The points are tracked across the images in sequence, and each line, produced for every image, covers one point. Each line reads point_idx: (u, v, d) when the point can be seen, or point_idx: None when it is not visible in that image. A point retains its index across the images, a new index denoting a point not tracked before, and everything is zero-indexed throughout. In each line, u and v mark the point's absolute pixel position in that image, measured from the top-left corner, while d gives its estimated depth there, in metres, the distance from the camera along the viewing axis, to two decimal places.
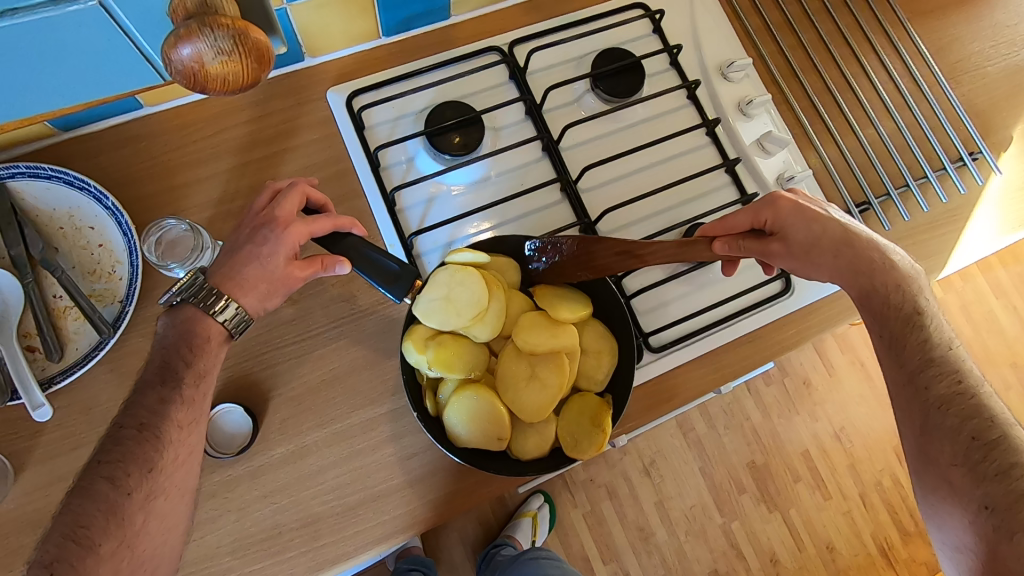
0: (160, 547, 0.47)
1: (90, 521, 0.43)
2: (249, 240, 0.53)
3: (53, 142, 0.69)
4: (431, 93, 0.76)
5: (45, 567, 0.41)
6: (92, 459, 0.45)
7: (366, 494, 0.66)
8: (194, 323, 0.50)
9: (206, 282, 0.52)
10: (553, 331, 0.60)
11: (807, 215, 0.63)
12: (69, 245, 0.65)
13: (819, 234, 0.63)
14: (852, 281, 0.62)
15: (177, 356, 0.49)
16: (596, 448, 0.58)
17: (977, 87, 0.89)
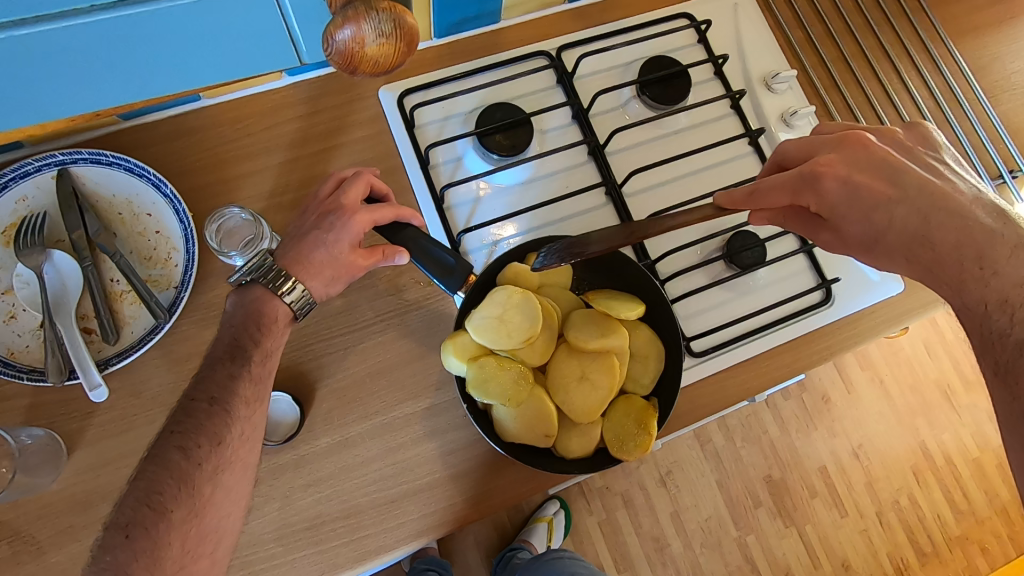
0: (225, 517, 0.50)
1: (164, 488, 0.47)
2: (316, 227, 0.56)
3: (113, 131, 0.70)
4: (480, 94, 0.77)
5: (123, 527, 0.45)
6: (165, 429, 0.49)
7: (408, 487, 0.66)
8: (262, 303, 0.54)
9: (274, 263, 0.55)
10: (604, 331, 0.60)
11: (859, 202, 0.55)
12: (127, 231, 0.67)
13: (883, 229, 0.55)
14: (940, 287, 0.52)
15: (246, 335, 0.53)
16: (642, 450, 0.58)
17: (1016, 106, 0.89)
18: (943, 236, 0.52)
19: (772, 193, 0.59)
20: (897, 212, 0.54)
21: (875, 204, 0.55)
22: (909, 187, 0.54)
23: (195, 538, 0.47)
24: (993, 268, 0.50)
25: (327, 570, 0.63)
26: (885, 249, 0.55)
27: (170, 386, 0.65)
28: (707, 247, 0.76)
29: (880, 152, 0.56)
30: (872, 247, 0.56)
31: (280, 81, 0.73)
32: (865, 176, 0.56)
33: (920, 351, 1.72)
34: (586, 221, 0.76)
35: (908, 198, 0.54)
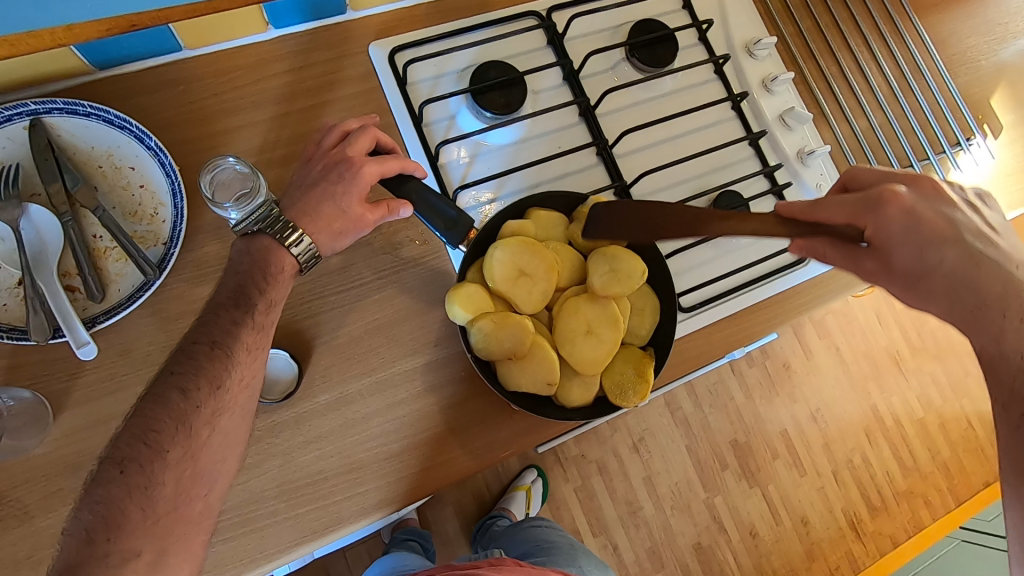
0: (219, 461, 0.50)
1: (160, 427, 0.47)
2: (323, 178, 0.57)
3: (88, 80, 0.66)
4: (472, 52, 0.76)
5: (116, 462, 0.45)
6: (165, 369, 0.49)
7: (409, 442, 0.67)
8: (270, 253, 0.54)
9: (281, 215, 0.56)
10: (607, 283, 0.61)
11: (919, 234, 0.60)
12: (108, 185, 0.64)
13: (928, 268, 0.61)
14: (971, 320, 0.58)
15: (251, 283, 0.53)
16: (640, 398, 0.61)
17: (971, 79, 0.95)
18: (988, 282, 0.58)
19: (835, 208, 0.63)
20: (945, 267, 0.59)
21: (936, 237, 0.60)
22: (962, 230, 0.60)
23: (190, 479, 0.48)
24: (1003, 324, 0.57)
25: (330, 525, 0.64)
26: (928, 285, 0.60)
27: (162, 345, 0.63)
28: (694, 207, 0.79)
29: (937, 263, 0.60)
30: (919, 279, 0.61)
31: (266, 34, 0.71)
32: (926, 212, 0.61)
33: (872, 319, 1.81)
34: (578, 181, 0.77)
35: (960, 242, 0.60)
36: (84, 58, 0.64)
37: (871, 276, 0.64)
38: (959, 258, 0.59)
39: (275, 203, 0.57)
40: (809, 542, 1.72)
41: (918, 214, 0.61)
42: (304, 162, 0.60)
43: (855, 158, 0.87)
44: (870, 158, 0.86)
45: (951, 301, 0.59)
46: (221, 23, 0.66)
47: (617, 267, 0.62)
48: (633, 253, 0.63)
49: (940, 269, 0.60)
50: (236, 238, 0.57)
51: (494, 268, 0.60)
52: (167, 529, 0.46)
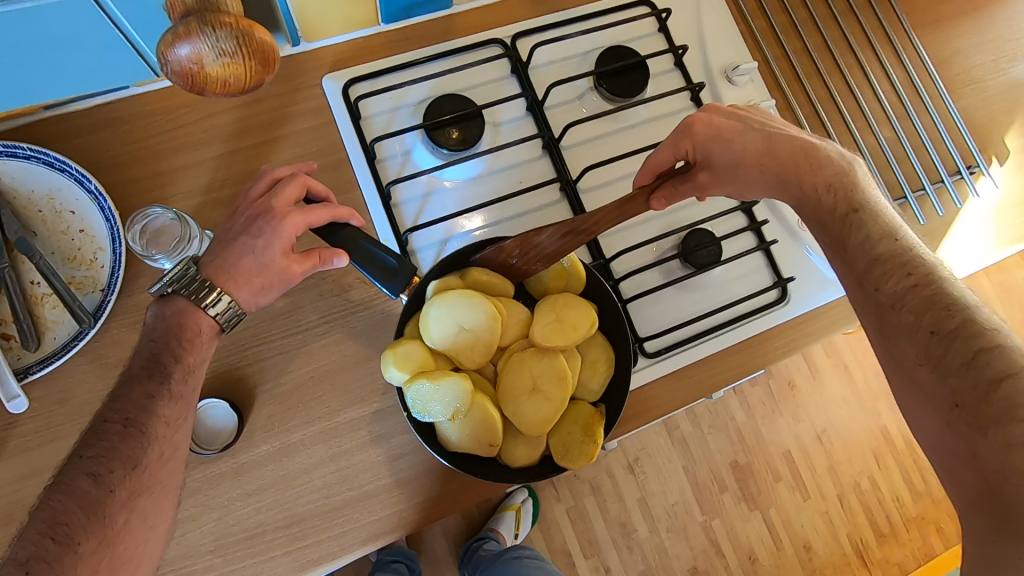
0: (141, 545, 0.48)
1: (71, 518, 0.44)
2: (244, 232, 0.54)
3: (32, 120, 0.65)
4: (430, 84, 0.73)
5: (20, 564, 0.41)
6: (73, 454, 0.46)
7: (352, 495, 0.64)
8: (185, 315, 0.52)
9: (198, 273, 0.54)
10: (550, 334, 0.58)
11: (722, 137, 0.61)
12: (48, 229, 0.63)
13: (739, 154, 0.60)
14: (785, 189, 0.59)
15: (166, 350, 0.51)
16: (587, 459, 0.57)
17: (976, 101, 0.88)
18: (786, 143, 0.58)
19: (657, 149, 0.65)
20: (793, 140, 0.59)
21: (784, 131, 0.60)
22: (752, 123, 0.61)
23: (109, 569, 0.44)
24: (819, 164, 0.57)
25: None
26: (744, 174, 0.60)
27: (100, 393, 0.62)
28: (663, 246, 0.75)
29: (788, 142, 0.59)
30: (773, 154, 0.59)
31: None
32: (724, 121, 0.61)
33: None
34: (539, 219, 0.73)
35: (756, 129, 0.60)
36: None
37: (708, 188, 0.63)
38: (790, 134, 0.60)
39: (194, 258, 0.55)
40: (811, 569, 1.66)
41: (754, 114, 0.62)
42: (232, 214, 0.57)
43: None
44: None
45: (768, 176, 0.59)
46: None
47: (563, 318, 0.59)
48: (585, 302, 0.60)
49: (777, 139, 0.59)
50: (153, 297, 0.54)
51: (430, 325, 0.56)
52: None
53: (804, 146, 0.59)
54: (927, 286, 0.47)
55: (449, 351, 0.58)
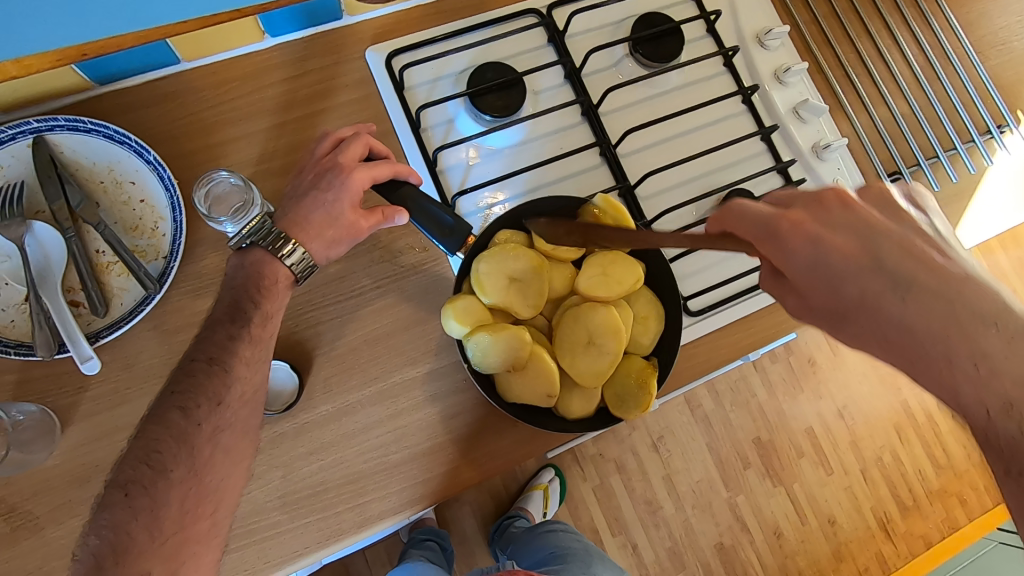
0: (225, 479, 0.52)
1: (163, 447, 0.49)
2: (315, 185, 0.58)
3: (89, 96, 0.67)
4: (470, 54, 0.75)
5: (122, 484, 0.48)
6: (167, 389, 0.52)
7: (410, 452, 0.66)
8: (263, 265, 0.56)
9: (274, 226, 0.57)
10: (594, 286, 0.60)
11: (823, 269, 0.46)
12: (109, 200, 0.64)
13: (845, 292, 0.45)
14: (907, 359, 0.42)
15: (246, 296, 0.55)
16: (641, 409, 0.58)
17: (1003, 62, 0.89)
18: (919, 317, 0.41)
19: (746, 206, 0.50)
20: (933, 308, 0.41)
21: (933, 292, 0.41)
22: (881, 252, 0.44)
23: (195, 497, 0.50)
24: (992, 365, 0.38)
25: (332, 536, 0.64)
26: (854, 324, 0.45)
27: (164, 358, 0.64)
28: (703, 206, 0.76)
29: (927, 316, 0.41)
30: (900, 323, 0.42)
31: (262, 43, 0.71)
32: (841, 238, 0.46)
33: None
34: (580, 183, 0.75)
35: (883, 265, 0.44)
36: (83, 75, 0.65)
37: (800, 317, 0.49)
38: (941, 282, 0.42)
39: (270, 214, 0.59)
40: (836, 543, 1.67)
41: (880, 239, 0.45)
42: (299, 172, 0.61)
43: (876, 151, 0.83)
44: (892, 149, 0.82)
45: (881, 346, 0.44)
46: (216, 33, 0.66)
47: (609, 269, 0.61)
48: (629, 258, 0.61)
49: (896, 316, 0.42)
50: (232, 250, 0.58)
51: (483, 281, 0.59)
52: (176, 548, 0.48)
53: (939, 278, 0.42)
54: None
55: (503, 307, 0.59)
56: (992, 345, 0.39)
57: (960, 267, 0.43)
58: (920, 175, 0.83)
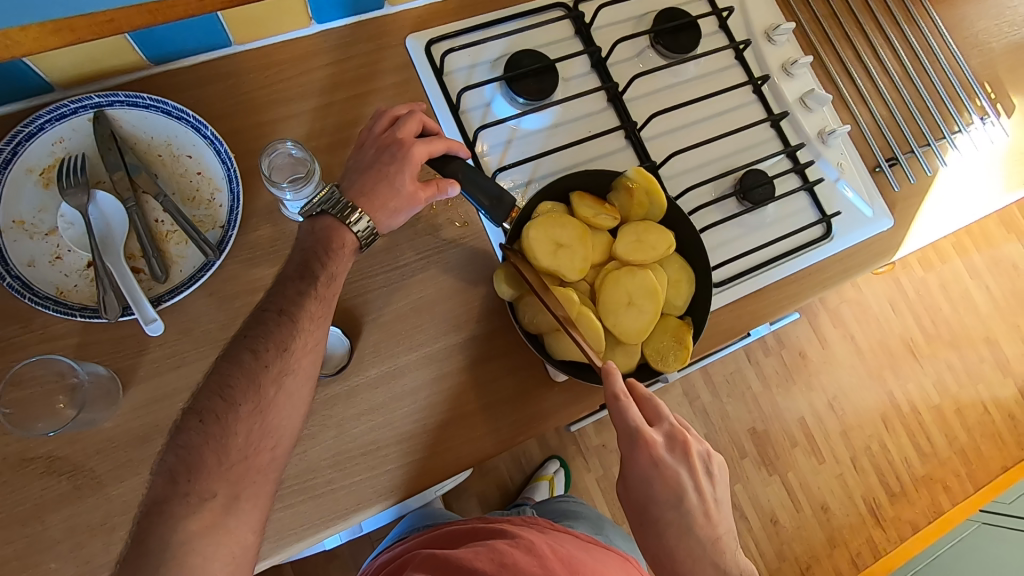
0: (286, 419, 0.54)
1: (235, 382, 0.53)
2: (377, 159, 0.62)
3: (146, 74, 0.71)
4: (504, 43, 0.80)
5: (197, 412, 0.51)
6: (240, 333, 0.55)
7: (455, 414, 0.70)
8: (332, 231, 0.60)
9: (342, 197, 0.61)
10: (632, 251, 0.65)
11: (652, 490, 0.62)
12: (168, 172, 0.67)
13: (651, 487, 0.62)
14: (632, 507, 0.64)
15: (315, 257, 0.59)
16: (680, 362, 0.65)
17: (984, 61, 0.96)
18: (667, 515, 0.62)
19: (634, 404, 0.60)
20: (673, 516, 0.62)
21: (693, 547, 0.62)
22: (686, 503, 0.62)
23: (259, 432, 0.53)
24: None
25: (382, 492, 0.67)
26: (636, 496, 0.63)
27: (220, 323, 0.66)
28: (721, 186, 0.82)
29: (693, 559, 0.62)
30: (650, 509, 0.63)
31: (309, 28, 0.75)
32: (666, 483, 0.62)
33: (886, 308, 1.79)
34: (607, 163, 0.79)
35: (681, 508, 0.62)
36: (143, 54, 0.68)
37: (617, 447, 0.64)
38: (707, 531, 0.63)
39: (336, 185, 0.63)
40: (830, 529, 1.70)
41: (684, 496, 0.62)
42: (358, 147, 0.65)
43: (874, 139, 0.90)
44: (887, 137, 0.89)
45: (627, 496, 0.64)
46: (270, 17, 0.70)
47: (645, 237, 0.66)
48: (661, 227, 0.66)
49: (679, 541, 0.62)
50: (303, 220, 0.62)
51: (534, 247, 0.63)
52: (239, 475, 0.51)
53: (703, 533, 0.62)
54: None
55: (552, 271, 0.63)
56: (726, 565, 0.62)
57: (719, 497, 0.65)
58: (914, 161, 0.90)
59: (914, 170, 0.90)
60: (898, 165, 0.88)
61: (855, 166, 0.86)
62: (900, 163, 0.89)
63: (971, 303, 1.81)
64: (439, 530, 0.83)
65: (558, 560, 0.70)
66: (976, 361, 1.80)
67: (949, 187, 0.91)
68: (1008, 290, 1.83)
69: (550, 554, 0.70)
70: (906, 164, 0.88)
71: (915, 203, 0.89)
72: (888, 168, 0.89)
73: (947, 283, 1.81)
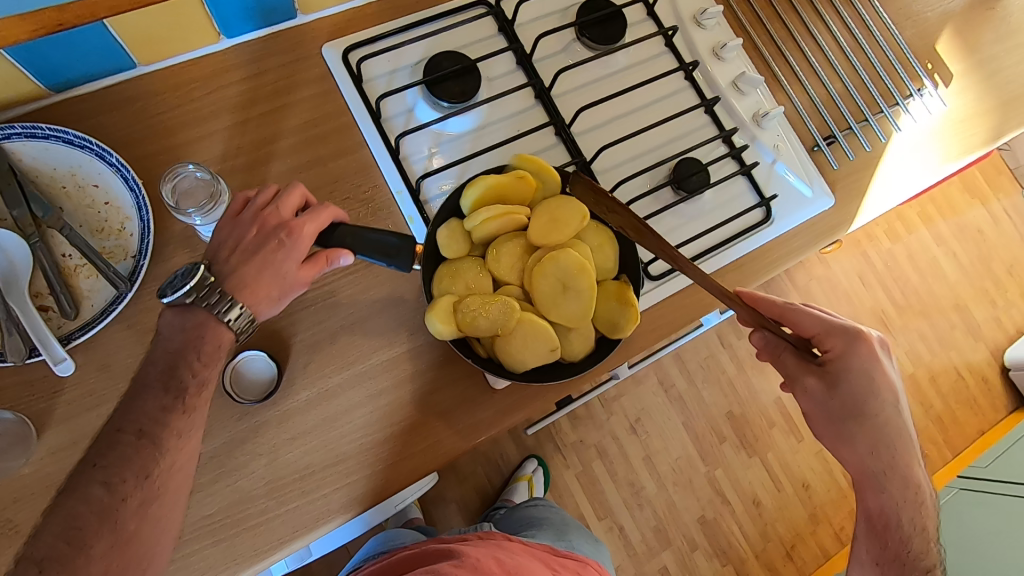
0: (154, 546, 0.52)
1: (83, 523, 0.48)
2: (255, 244, 0.59)
3: (47, 104, 0.68)
4: (424, 45, 0.78)
5: (37, 563, 0.46)
6: (87, 464, 0.50)
7: (392, 430, 0.68)
8: (204, 328, 0.56)
9: (214, 282, 0.57)
10: (549, 231, 0.64)
11: (864, 381, 0.67)
12: (74, 205, 0.65)
13: (869, 381, 0.67)
14: (838, 403, 0.67)
15: (184, 365, 0.55)
16: (633, 320, 0.63)
17: (920, 32, 0.95)
18: (876, 409, 0.67)
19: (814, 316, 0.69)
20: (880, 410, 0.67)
21: (892, 441, 0.68)
22: (886, 399, 0.67)
23: (119, 568, 0.49)
24: (901, 486, 0.69)
25: (321, 517, 0.65)
26: (848, 393, 0.67)
27: (138, 356, 0.64)
28: (656, 176, 0.81)
29: (893, 456, 0.68)
30: (860, 408, 0.67)
31: (218, 44, 0.72)
32: (877, 376, 0.67)
33: (855, 282, 1.79)
34: None
35: (880, 400, 0.67)
36: (40, 83, 0.66)
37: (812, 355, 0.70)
38: (898, 432, 0.69)
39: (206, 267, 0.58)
40: (812, 507, 1.70)
41: (889, 398, 0.68)
42: (227, 226, 0.60)
43: (811, 119, 0.89)
44: (824, 116, 0.88)
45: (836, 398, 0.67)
46: (172, 36, 0.68)
47: (558, 215, 0.64)
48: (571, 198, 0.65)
49: (881, 431, 0.67)
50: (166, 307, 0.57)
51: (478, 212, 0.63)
52: None
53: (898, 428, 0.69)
54: (904, 523, 0.70)
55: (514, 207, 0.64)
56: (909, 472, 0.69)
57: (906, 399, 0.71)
58: (853, 138, 0.90)
59: (853, 147, 0.89)
60: (835, 143, 0.87)
61: (791, 146, 0.85)
62: (838, 141, 0.88)
63: (938, 271, 1.82)
64: (395, 556, 0.79)
65: (499, 568, 0.67)
66: (947, 328, 1.80)
67: (891, 161, 0.90)
68: (973, 255, 1.84)
69: (493, 565, 0.67)
70: (844, 141, 0.87)
71: (856, 179, 0.89)
72: (826, 147, 0.88)
73: (914, 253, 1.82)
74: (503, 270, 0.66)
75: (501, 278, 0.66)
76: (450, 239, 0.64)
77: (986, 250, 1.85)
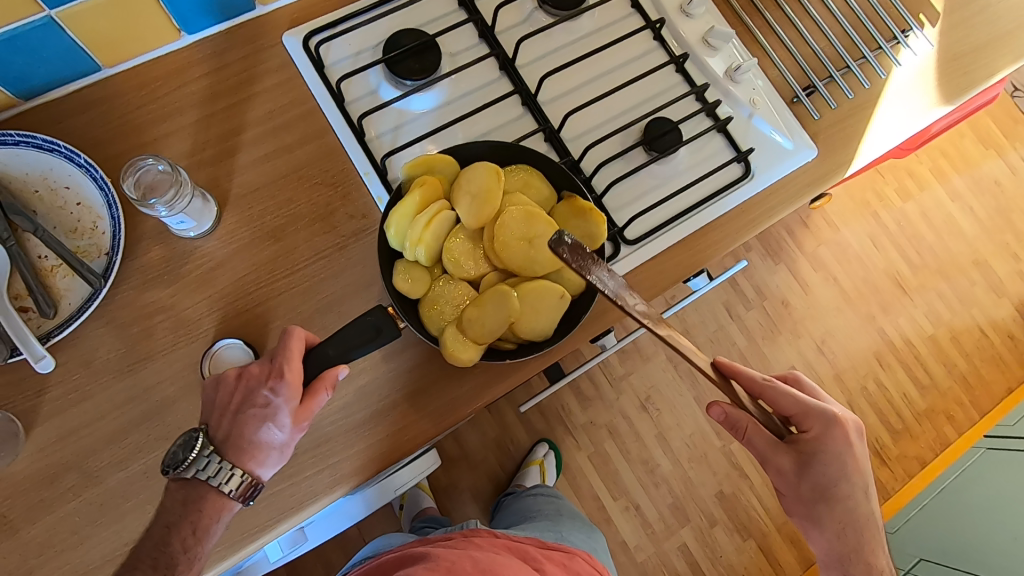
0: None
1: None
2: (246, 399, 0.59)
3: (19, 112, 0.70)
4: (384, 25, 0.77)
5: None
6: None
7: (372, 410, 0.68)
8: (204, 500, 0.58)
9: (210, 445, 0.59)
10: (480, 207, 0.62)
11: (836, 470, 0.64)
12: (46, 207, 0.66)
13: (842, 465, 0.64)
14: (807, 484, 0.65)
15: (178, 538, 0.57)
16: (600, 219, 0.64)
17: None
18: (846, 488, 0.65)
19: (791, 395, 0.66)
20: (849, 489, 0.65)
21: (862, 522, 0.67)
22: (858, 482, 0.66)
23: None
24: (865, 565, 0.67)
25: (305, 499, 0.65)
26: (818, 475, 0.65)
27: (119, 351, 0.65)
28: (627, 139, 0.79)
29: (860, 536, 0.67)
30: (829, 490, 0.65)
31: (180, 41, 0.73)
32: (849, 464, 0.65)
33: (866, 243, 1.73)
34: (506, 132, 0.77)
35: (853, 485, 0.65)
36: (7, 91, 0.67)
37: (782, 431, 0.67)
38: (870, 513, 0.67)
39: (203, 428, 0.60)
40: None
41: (860, 481, 0.66)
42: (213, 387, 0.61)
43: (790, 71, 0.86)
44: (803, 66, 0.85)
45: (804, 474, 0.65)
46: (130, 35, 0.68)
47: (474, 190, 0.63)
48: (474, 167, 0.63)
49: (850, 516, 0.66)
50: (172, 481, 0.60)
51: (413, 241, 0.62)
52: None
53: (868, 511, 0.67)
54: None
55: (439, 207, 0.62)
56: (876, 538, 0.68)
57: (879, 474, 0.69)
58: (834, 87, 0.87)
59: (835, 96, 0.86)
60: (815, 93, 0.84)
61: (767, 100, 0.82)
62: (818, 90, 0.85)
63: (954, 228, 1.76)
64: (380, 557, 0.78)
65: (472, 564, 0.66)
66: (967, 286, 1.74)
67: (878, 107, 0.87)
68: (991, 209, 1.77)
69: (466, 562, 0.66)
70: (824, 90, 0.84)
71: (840, 129, 0.85)
72: (806, 97, 0.85)
73: (928, 211, 1.76)
74: (471, 270, 0.64)
75: (474, 277, 0.65)
76: (408, 279, 0.63)
77: (1005, 203, 1.78)
